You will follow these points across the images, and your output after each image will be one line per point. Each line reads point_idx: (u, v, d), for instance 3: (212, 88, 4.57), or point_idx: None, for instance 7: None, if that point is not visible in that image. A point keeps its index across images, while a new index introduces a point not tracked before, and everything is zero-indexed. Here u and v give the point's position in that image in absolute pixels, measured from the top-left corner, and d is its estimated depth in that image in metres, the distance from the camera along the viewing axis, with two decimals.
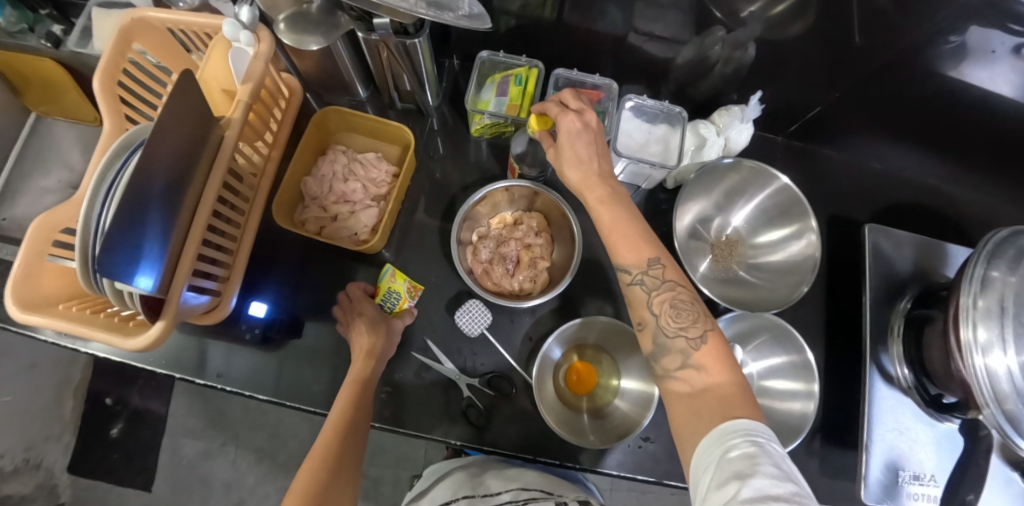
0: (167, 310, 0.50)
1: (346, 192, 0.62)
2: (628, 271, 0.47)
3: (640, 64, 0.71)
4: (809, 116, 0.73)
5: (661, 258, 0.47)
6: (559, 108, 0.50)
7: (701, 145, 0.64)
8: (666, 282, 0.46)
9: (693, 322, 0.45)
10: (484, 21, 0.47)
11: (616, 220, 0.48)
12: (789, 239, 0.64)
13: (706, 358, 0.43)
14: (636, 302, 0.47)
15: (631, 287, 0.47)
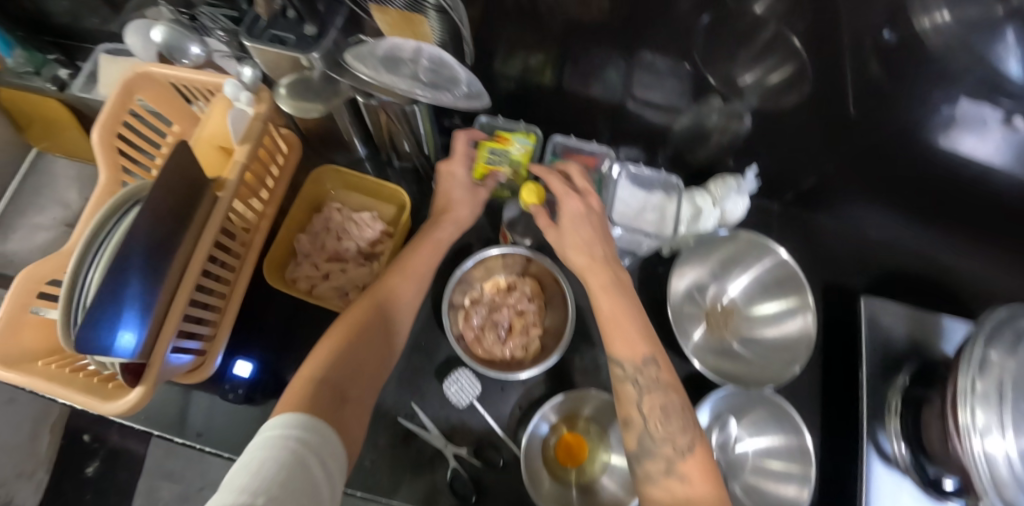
0: (148, 376, 0.49)
1: (339, 251, 0.62)
2: (621, 365, 0.44)
3: (638, 129, 0.73)
4: (805, 187, 0.74)
5: (656, 357, 0.44)
6: (563, 185, 0.52)
7: (697, 215, 0.64)
8: (661, 384, 0.43)
9: (682, 431, 0.41)
10: (482, 99, 0.48)
11: (616, 308, 0.46)
12: (784, 315, 0.64)
13: (693, 470, 0.38)
14: (625, 401, 0.43)
15: (623, 385, 0.43)
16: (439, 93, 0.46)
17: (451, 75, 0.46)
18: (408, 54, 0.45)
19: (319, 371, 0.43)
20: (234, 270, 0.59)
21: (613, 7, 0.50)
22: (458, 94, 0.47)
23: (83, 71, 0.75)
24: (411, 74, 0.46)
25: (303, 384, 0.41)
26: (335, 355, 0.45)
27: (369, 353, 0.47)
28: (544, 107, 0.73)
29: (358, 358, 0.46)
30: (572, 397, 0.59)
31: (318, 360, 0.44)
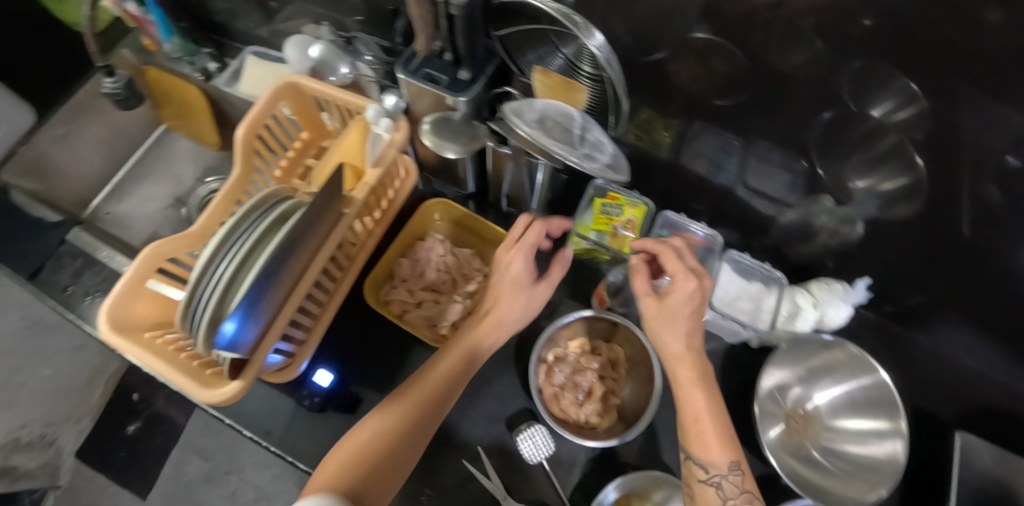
0: (247, 372, 0.50)
1: (436, 282, 0.63)
2: (704, 469, 0.45)
3: (740, 213, 0.73)
4: (907, 305, 0.71)
5: (741, 463, 0.45)
6: (678, 266, 0.50)
7: (795, 314, 0.63)
8: (745, 494, 0.44)
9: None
10: (622, 173, 0.47)
11: (702, 410, 0.47)
12: (873, 436, 0.61)
13: None
14: (705, 503, 0.44)
15: (703, 487, 0.45)
16: (591, 158, 0.46)
17: (600, 144, 0.47)
18: (562, 117, 0.47)
19: (358, 450, 0.44)
20: (338, 280, 0.61)
21: (733, 94, 0.53)
22: (607, 163, 0.47)
23: (229, 68, 0.81)
24: (563, 134, 0.46)
25: (342, 462, 0.43)
26: (382, 432, 0.46)
27: (418, 426, 0.48)
28: (650, 175, 0.75)
29: (406, 432, 0.47)
30: (642, 476, 0.57)
31: (362, 437, 0.46)
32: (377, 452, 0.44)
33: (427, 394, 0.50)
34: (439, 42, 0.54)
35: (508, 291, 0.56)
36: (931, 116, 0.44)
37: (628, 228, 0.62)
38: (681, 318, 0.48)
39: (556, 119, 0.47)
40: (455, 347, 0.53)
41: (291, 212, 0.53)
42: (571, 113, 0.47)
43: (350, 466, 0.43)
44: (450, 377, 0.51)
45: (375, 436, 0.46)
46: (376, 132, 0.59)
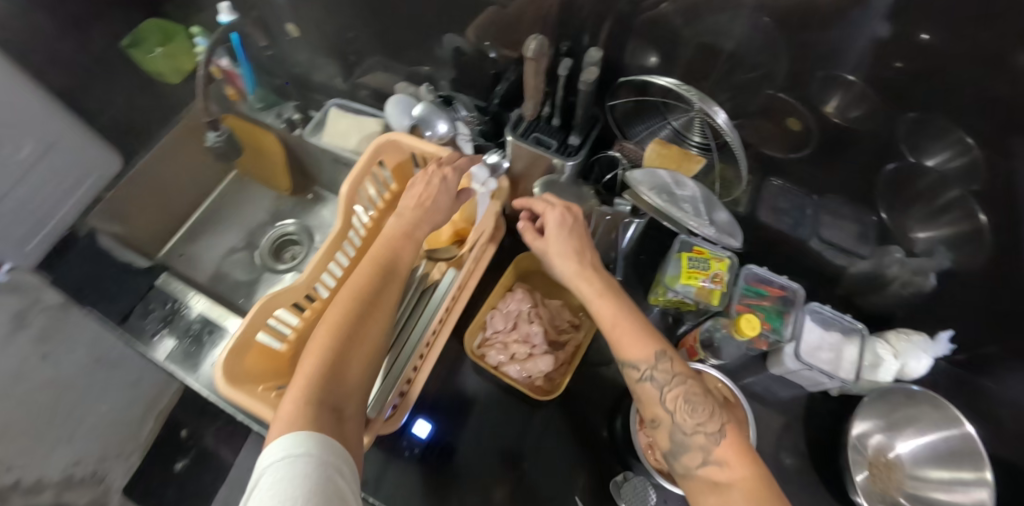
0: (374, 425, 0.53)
1: (529, 333, 0.65)
2: (635, 367, 0.47)
3: (809, 264, 0.75)
4: (978, 352, 0.69)
5: (666, 351, 0.47)
6: (544, 203, 0.57)
7: (876, 364, 0.65)
8: (678, 377, 0.46)
9: (710, 416, 0.44)
10: (736, 237, 0.50)
11: (617, 315, 0.50)
12: (964, 486, 0.61)
13: (728, 452, 0.42)
14: (649, 399, 0.46)
15: (641, 384, 0.47)
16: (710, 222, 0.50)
17: (711, 205, 0.52)
18: (672, 187, 0.52)
19: (317, 363, 0.43)
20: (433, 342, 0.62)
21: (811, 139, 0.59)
22: (719, 222, 0.51)
23: (313, 119, 0.84)
24: (677, 200, 0.51)
25: (309, 376, 0.42)
26: (329, 341, 0.44)
27: (362, 325, 0.46)
28: None
29: (347, 338, 0.44)
30: None
31: (315, 343, 0.44)
32: (334, 362, 0.43)
33: (351, 291, 0.47)
34: (546, 106, 0.60)
35: (418, 185, 0.57)
36: (989, 163, 0.50)
37: (715, 281, 0.64)
38: (561, 241, 0.55)
39: (666, 189, 0.51)
40: (382, 241, 0.53)
41: (427, 275, 0.65)
42: (679, 180, 0.52)
43: (308, 391, 0.41)
44: (370, 271, 0.49)
45: (320, 347, 0.44)
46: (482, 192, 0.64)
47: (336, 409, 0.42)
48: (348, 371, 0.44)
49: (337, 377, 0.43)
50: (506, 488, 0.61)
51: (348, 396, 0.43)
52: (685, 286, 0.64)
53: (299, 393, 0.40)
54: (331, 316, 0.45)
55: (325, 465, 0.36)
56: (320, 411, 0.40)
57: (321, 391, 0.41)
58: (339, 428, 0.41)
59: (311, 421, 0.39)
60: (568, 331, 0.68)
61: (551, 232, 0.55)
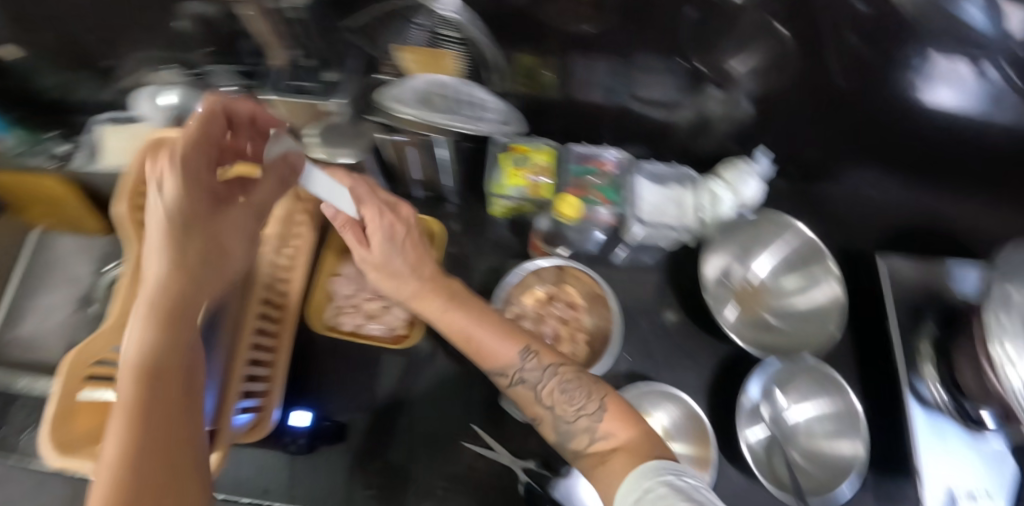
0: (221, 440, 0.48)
1: (377, 290, 0.62)
2: (503, 375, 0.49)
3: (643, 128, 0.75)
4: (805, 159, 0.75)
5: (528, 346, 0.48)
6: (372, 209, 0.50)
7: (716, 200, 0.66)
8: (546, 368, 0.47)
9: (587, 397, 0.46)
10: (519, 123, 0.50)
11: (462, 323, 0.50)
12: (811, 286, 0.67)
13: (612, 423, 0.44)
14: (527, 401, 0.48)
15: (513, 389, 0.48)
16: (478, 119, 0.47)
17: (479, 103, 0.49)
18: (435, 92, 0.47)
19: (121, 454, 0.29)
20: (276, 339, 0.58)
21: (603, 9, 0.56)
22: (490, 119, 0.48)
23: (84, 146, 0.74)
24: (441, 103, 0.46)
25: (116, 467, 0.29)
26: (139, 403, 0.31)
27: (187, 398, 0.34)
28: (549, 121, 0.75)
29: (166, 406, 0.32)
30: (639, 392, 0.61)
31: (122, 405, 0.31)
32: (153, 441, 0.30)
33: (146, 354, 0.33)
34: (295, 50, 0.54)
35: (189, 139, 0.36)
36: None
37: (539, 172, 0.64)
38: (393, 260, 0.52)
39: (430, 96, 0.47)
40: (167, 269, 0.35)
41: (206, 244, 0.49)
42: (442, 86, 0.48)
43: (127, 474, 0.29)
44: (147, 326, 0.34)
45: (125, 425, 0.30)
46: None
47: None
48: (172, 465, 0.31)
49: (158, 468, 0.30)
50: (408, 443, 0.60)
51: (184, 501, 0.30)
52: (513, 186, 0.63)
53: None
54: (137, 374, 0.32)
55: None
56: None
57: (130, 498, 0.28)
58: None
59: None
60: None
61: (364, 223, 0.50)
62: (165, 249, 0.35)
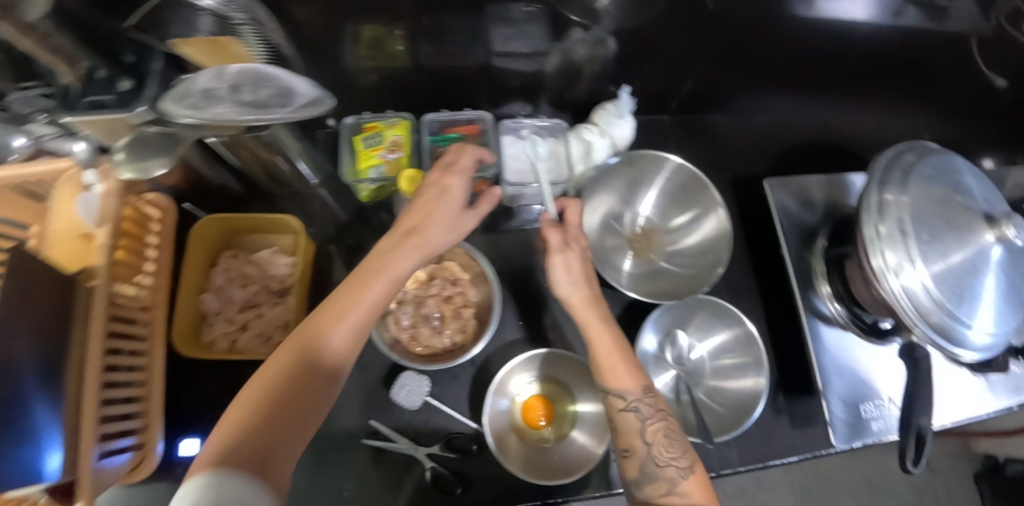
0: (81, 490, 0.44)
1: (250, 297, 0.61)
2: (622, 397, 0.47)
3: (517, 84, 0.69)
4: (685, 91, 0.71)
5: (653, 386, 0.48)
6: (440, 172, 0.51)
7: (588, 150, 0.64)
8: (659, 412, 0.47)
9: (683, 453, 0.45)
10: (324, 101, 0.50)
11: (609, 345, 0.50)
12: (696, 221, 0.65)
13: (694, 486, 0.43)
14: (629, 429, 0.46)
15: (625, 414, 0.47)
16: (274, 107, 0.46)
17: (260, 83, 0.46)
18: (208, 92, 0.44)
19: (259, 396, 0.35)
20: (144, 369, 0.56)
21: None
22: (278, 95, 0.47)
23: None
24: (219, 104, 0.44)
25: (255, 394, 0.35)
26: (283, 362, 0.37)
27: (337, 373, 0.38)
28: (414, 91, 0.69)
29: (319, 379, 0.37)
30: (530, 357, 0.60)
31: (274, 366, 0.36)
32: (299, 391, 0.36)
33: (337, 310, 0.39)
34: (85, 62, 0.45)
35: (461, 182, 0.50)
36: None
37: (394, 149, 0.60)
38: (558, 271, 0.52)
39: (205, 100, 0.44)
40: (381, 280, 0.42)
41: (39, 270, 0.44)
42: (211, 82, 0.45)
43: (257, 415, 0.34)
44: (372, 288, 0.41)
45: (267, 374, 0.36)
46: (88, 189, 0.52)
47: (279, 444, 0.33)
48: (308, 411, 0.36)
49: (292, 410, 0.35)
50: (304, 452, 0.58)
51: (285, 462, 0.33)
52: (370, 169, 0.60)
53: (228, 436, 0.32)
54: (331, 307, 0.40)
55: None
56: (246, 443, 0.32)
57: (258, 432, 0.33)
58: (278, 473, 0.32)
59: (229, 457, 0.30)
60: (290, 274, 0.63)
61: (460, 167, 0.51)
62: (383, 245, 0.45)
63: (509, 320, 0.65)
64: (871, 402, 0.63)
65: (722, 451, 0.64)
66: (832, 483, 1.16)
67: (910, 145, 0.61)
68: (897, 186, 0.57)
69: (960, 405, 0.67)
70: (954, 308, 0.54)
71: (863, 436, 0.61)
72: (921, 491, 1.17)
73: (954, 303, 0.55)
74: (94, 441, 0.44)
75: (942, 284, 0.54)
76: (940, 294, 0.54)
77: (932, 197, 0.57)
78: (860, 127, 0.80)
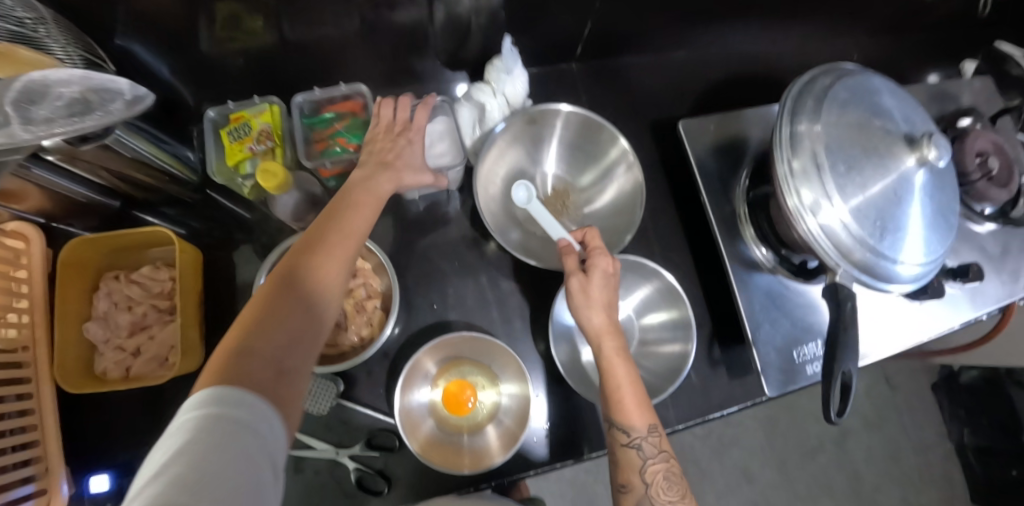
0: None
1: (137, 319, 0.57)
2: (627, 432, 0.45)
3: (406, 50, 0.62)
4: (587, 34, 0.64)
5: (659, 425, 0.46)
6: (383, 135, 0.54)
7: (482, 113, 0.59)
8: (662, 452, 0.46)
9: (683, 496, 0.44)
10: (148, 98, 0.46)
11: (628, 381, 0.47)
12: (608, 173, 0.63)
13: None
14: (629, 465, 0.45)
15: (626, 449, 0.46)
16: (88, 116, 0.40)
17: (47, 87, 0.37)
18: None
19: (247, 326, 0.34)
20: (35, 411, 0.53)
21: None
22: (82, 91, 0.40)
23: None
24: (6, 128, 0.35)
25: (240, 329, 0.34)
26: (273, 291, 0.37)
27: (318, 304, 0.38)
28: (292, 69, 0.62)
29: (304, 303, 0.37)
30: (443, 343, 0.57)
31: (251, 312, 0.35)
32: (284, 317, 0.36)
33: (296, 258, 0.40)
34: None
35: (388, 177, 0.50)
36: None
37: (263, 140, 0.55)
38: (601, 290, 0.50)
39: None
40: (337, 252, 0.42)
41: None
42: None
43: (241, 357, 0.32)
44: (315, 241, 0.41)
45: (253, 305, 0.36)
46: None
47: (280, 365, 0.33)
48: (286, 337, 0.35)
49: (276, 334, 0.34)
50: None
51: (289, 378, 0.33)
52: (241, 163, 0.54)
53: (222, 358, 0.31)
54: (297, 276, 0.38)
55: (249, 424, 0.27)
56: (247, 361, 0.31)
57: (250, 351, 0.32)
58: (278, 385, 0.32)
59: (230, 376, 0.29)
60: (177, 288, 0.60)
61: (417, 125, 0.55)
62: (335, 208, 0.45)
63: (426, 306, 0.62)
64: (806, 346, 0.60)
65: (660, 411, 0.62)
66: (796, 411, 1.18)
67: (825, 69, 0.57)
68: (811, 115, 0.54)
69: (896, 335, 0.65)
70: (876, 243, 0.51)
71: (796, 383, 0.59)
72: (883, 407, 1.21)
73: (876, 238, 0.52)
74: None
75: (861, 219, 0.51)
76: (860, 230, 0.51)
77: (847, 124, 0.53)
78: (788, 54, 0.75)
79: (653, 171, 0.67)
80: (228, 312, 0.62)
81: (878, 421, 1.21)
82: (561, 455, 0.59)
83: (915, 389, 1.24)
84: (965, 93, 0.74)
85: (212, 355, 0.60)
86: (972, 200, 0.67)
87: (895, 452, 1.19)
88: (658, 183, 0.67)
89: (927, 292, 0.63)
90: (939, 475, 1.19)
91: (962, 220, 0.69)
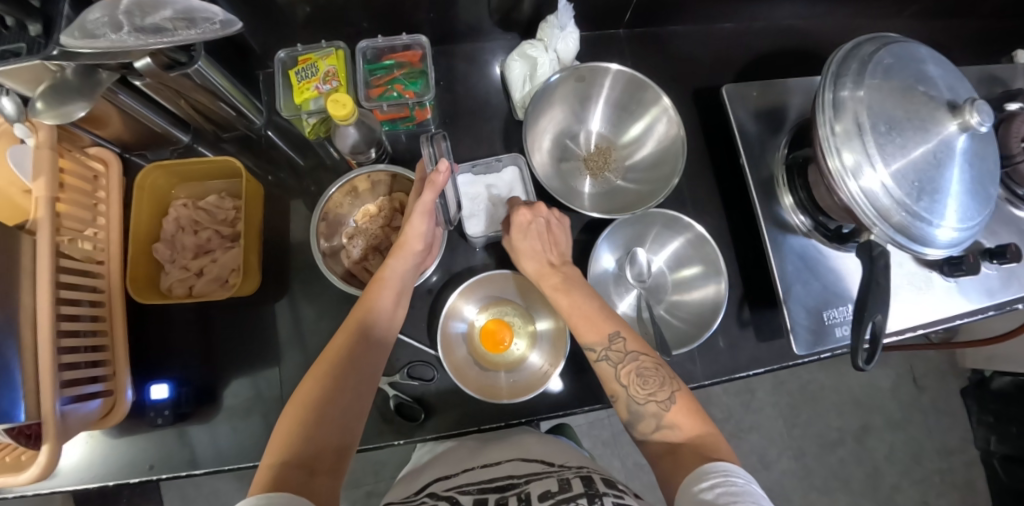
0: (48, 431, 0.46)
1: (203, 244, 0.62)
2: (593, 349, 0.50)
3: (468, 10, 0.64)
4: (638, 3, 0.66)
5: (621, 331, 0.49)
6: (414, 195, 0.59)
7: (534, 67, 0.63)
8: (630, 354, 0.48)
9: (660, 386, 0.46)
10: (236, 24, 0.46)
11: (573, 302, 0.52)
12: (649, 129, 0.66)
13: (679, 417, 0.45)
14: (606, 378, 0.49)
15: (599, 365, 0.49)
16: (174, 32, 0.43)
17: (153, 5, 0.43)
18: (104, 25, 0.40)
19: (296, 423, 0.42)
20: (108, 320, 0.57)
21: None
22: (174, 19, 0.44)
23: None
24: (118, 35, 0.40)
25: (289, 426, 0.42)
26: (318, 387, 0.45)
27: (359, 397, 0.47)
28: (359, 22, 0.65)
29: (348, 395, 0.46)
30: (481, 280, 0.61)
31: (304, 395, 0.45)
32: (325, 414, 0.44)
33: (340, 354, 0.48)
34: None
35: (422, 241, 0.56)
36: None
37: (329, 80, 0.59)
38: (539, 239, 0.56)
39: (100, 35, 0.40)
40: (372, 340, 0.50)
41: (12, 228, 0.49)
42: (103, 15, 0.40)
43: (296, 441, 0.41)
44: (350, 339, 0.49)
45: (304, 398, 0.44)
46: (23, 143, 0.51)
47: (332, 449, 0.42)
48: (332, 426, 0.43)
49: (324, 430, 0.43)
50: (280, 384, 0.62)
51: (329, 467, 0.41)
52: (307, 101, 0.59)
53: (283, 440, 0.41)
54: (339, 364, 0.47)
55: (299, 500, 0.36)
56: (293, 466, 0.39)
57: (299, 448, 0.41)
58: (314, 487, 0.39)
59: (281, 481, 0.37)
60: (239, 217, 0.64)
61: (432, 185, 0.53)
62: (367, 302, 0.52)
63: (469, 250, 0.65)
64: (836, 309, 0.61)
65: (687, 366, 0.63)
66: (817, 404, 1.19)
67: (870, 37, 0.56)
68: (855, 78, 0.53)
69: (931, 310, 0.65)
70: (915, 204, 0.51)
71: (825, 344, 0.60)
72: (907, 407, 1.20)
73: (914, 199, 0.51)
74: (55, 388, 0.46)
75: (901, 180, 0.50)
76: (900, 192, 0.50)
77: (893, 87, 0.52)
78: (830, 32, 0.77)
79: (693, 138, 0.70)
80: (279, 246, 0.66)
81: (902, 421, 1.20)
82: (590, 399, 0.61)
83: (942, 393, 1.22)
84: (1014, 80, 0.74)
85: (268, 285, 0.64)
86: (1013, 183, 0.67)
87: (916, 453, 1.18)
88: (699, 150, 0.69)
89: (960, 268, 0.63)
90: (960, 481, 1.17)
91: (1003, 204, 0.69)
